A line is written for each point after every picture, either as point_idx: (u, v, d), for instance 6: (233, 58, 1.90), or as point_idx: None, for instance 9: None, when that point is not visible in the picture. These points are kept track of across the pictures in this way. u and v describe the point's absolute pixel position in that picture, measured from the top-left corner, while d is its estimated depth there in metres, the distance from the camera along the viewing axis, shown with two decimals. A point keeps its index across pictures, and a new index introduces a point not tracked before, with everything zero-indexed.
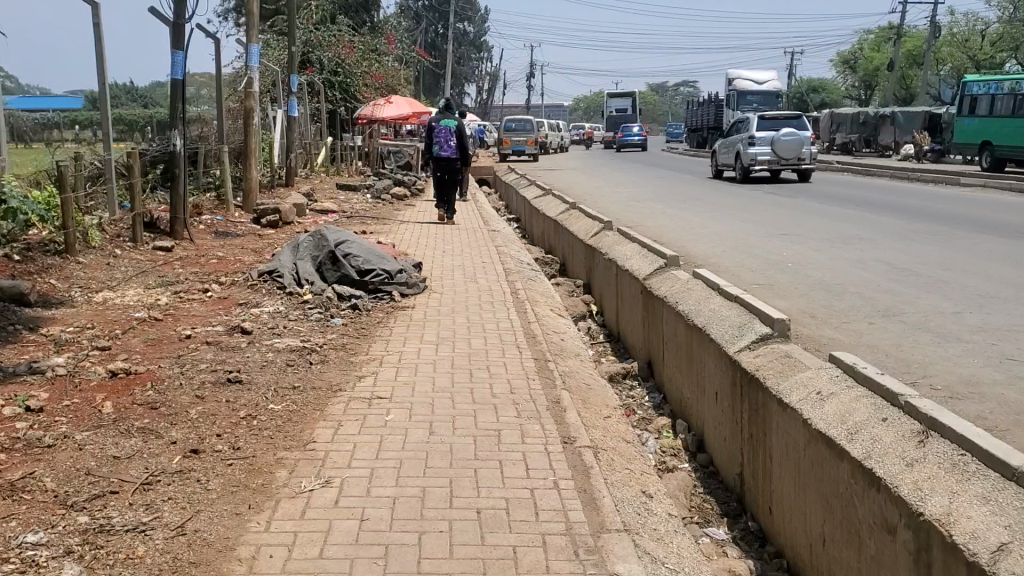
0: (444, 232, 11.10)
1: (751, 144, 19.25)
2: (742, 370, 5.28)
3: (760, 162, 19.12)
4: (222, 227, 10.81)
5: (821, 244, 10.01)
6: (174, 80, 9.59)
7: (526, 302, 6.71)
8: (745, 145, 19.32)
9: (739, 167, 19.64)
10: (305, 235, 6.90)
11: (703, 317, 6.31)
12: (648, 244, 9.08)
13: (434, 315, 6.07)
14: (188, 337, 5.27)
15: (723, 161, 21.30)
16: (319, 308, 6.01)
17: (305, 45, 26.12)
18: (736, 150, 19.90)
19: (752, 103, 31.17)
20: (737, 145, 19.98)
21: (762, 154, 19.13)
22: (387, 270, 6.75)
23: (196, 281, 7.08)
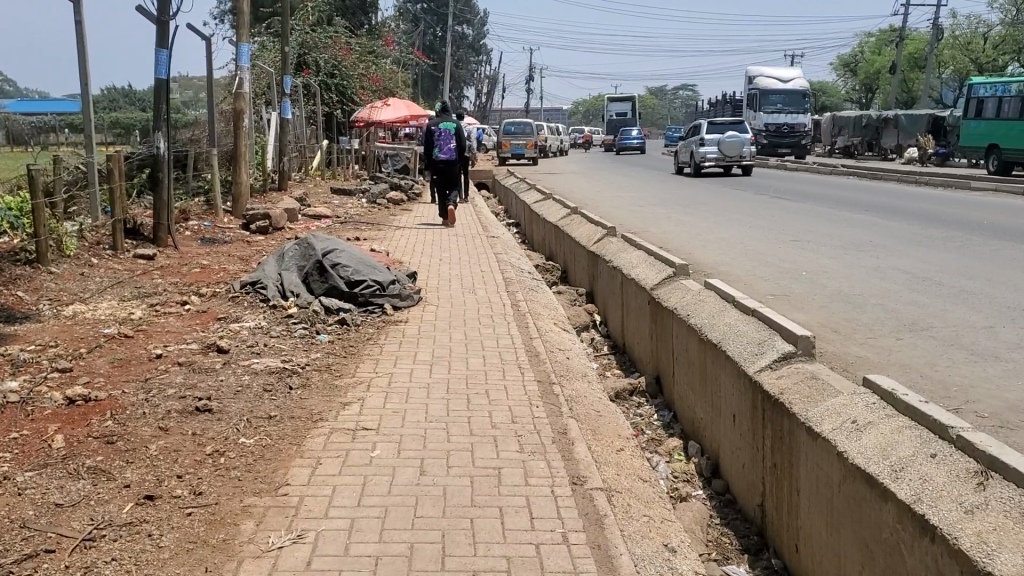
0: (442, 238, 10.68)
1: (702, 144, 22.95)
2: (764, 392, 4.84)
3: (709, 160, 22.75)
4: (210, 233, 10.38)
5: (835, 251, 9.56)
6: (157, 79, 9.13)
7: (527, 315, 6.26)
8: (697, 146, 22.99)
9: (692, 164, 23.32)
10: (292, 244, 6.46)
11: (718, 333, 5.86)
12: (655, 251, 8.64)
13: (429, 330, 5.63)
14: (159, 357, 4.82)
15: (682, 159, 24.90)
16: (304, 323, 5.56)
17: (300, 47, 25.42)
18: (691, 150, 23.53)
19: (775, 104, 30.39)
20: (693, 146, 23.62)
21: (711, 153, 22.82)
22: (379, 280, 6.27)
23: (176, 293, 6.64)
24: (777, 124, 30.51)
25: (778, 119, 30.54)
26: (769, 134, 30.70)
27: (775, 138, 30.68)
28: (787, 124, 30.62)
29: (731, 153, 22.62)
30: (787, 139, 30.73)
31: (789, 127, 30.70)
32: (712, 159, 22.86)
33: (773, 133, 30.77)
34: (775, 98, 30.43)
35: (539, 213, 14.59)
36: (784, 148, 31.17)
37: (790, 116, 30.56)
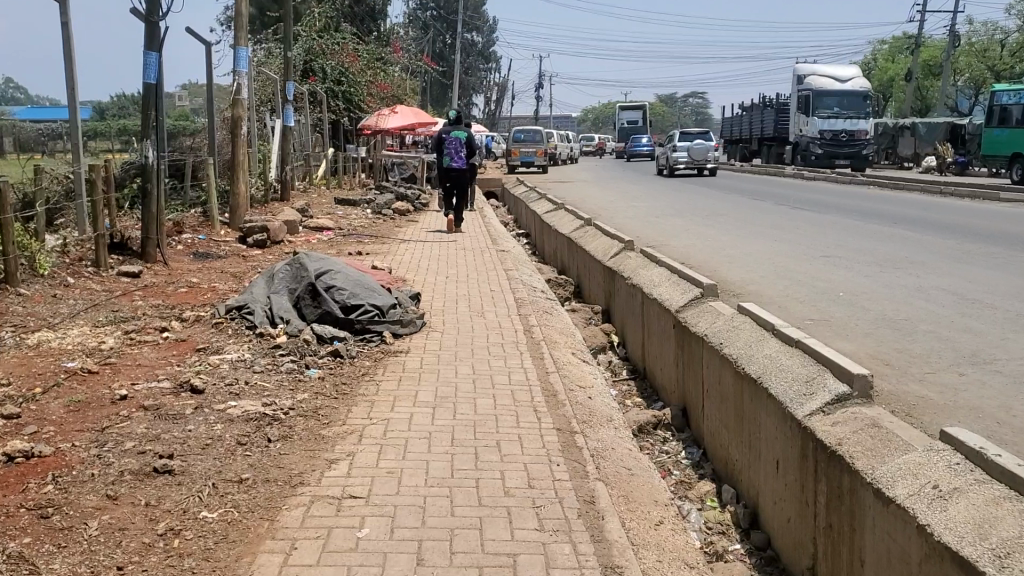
0: (450, 253, 10.02)
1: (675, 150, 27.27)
2: (816, 440, 4.20)
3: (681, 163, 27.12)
4: (204, 248, 9.78)
5: (869, 268, 8.90)
6: (146, 84, 8.54)
7: (543, 344, 5.63)
8: (671, 151, 27.36)
9: (667, 166, 27.74)
10: (283, 262, 5.84)
11: (759, 368, 5.22)
12: (678, 268, 8.02)
13: (435, 365, 4.98)
14: (125, 399, 4.21)
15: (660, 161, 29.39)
16: (292, 356, 4.95)
17: (307, 53, 24.55)
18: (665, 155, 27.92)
19: (829, 107, 26.51)
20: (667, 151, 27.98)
21: (682, 157, 27.15)
22: (378, 305, 5.63)
23: (155, 318, 6.03)
24: (833, 131, 26.57)
25: (835, 125, 26.56)
26: (824, 143, 26.82)
27: (831, 147, 26.80)
28: (847, 131, 26.56)
29: (699, 157, 26.95)
30: (845, 148, 26.84)
31: (847, 134, 26.69)
32: (683, 162, 27.20)
33: (829, 142, 26.86)
34: (829, 100, 26.50)
35: (552, 224, 13.91)
36: (841, 158, 27.24)
37: (849, 122, 26.52)
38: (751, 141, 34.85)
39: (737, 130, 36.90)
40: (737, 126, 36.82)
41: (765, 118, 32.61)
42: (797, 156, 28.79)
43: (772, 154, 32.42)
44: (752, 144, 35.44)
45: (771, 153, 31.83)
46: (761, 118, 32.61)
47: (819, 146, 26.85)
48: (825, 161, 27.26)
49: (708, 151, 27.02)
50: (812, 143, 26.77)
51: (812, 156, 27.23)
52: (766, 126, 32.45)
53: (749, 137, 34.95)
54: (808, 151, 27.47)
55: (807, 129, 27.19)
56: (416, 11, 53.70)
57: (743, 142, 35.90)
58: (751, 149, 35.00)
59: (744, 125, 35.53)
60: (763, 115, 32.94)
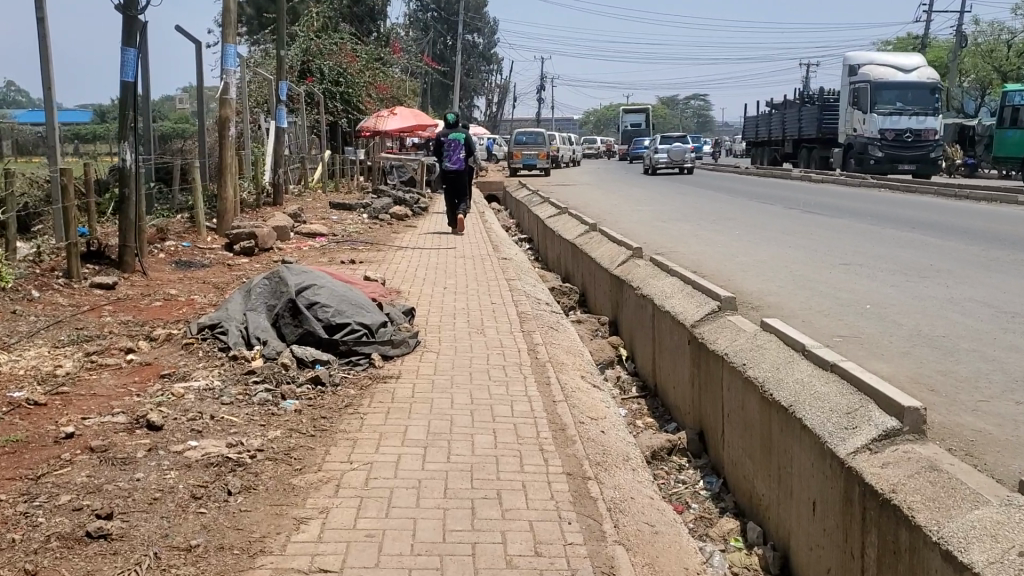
0: (448, 261, 9.44)
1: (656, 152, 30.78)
2: (864, 487, 3.65)
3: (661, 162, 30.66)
4: (187, 257, 9.23)
5: (897, 278, 8.31)
6: (123, 83, 8.00)
7: (549, 367, 5.08)
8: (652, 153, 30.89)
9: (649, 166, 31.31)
10: (261, 276, 5.31)
11: (790, 395, 4.67)
12: (692, 278, 7.48)
13: (427, 394, 4.40)
14: (72, 438, 3.67)
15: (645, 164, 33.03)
16: (267, 384, 4.40)
17: (304, 54, 24.05)
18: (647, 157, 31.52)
19: (890, 103, 22.54)
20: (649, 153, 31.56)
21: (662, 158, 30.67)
22: (366, 323, 5.08)
23: (123, 337, 5.49)
24: (896, 130, 22.54)
25: (898, 123, 22.57)
26: (886, 145, 22.76)
27: (893, 149, 22.74)
28: (913, 130, 22.53)
29: (677, 158, 30.43)
30: (909, 151, 22.80)
31: (913, 134, 22.69)
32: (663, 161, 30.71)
33: (892, 143, 22.77)
34: (890, 94, 22.56)
35: (556, 228, 13.32)
36: (905, 163, 23.15)
37: (914, 119, 22.56)
38: (783, 142, 31.30)
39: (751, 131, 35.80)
40: (773, 126, 32.67)
41: (808, 117, 28.54)
42: (849, 159, 24.80)
43: (820, 155, 28.26)
44: (786, 147, 31.42)
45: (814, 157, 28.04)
46: (800, 116, 28.70)
47: (880, 148, 22.78)
48: (885, 166, 23.16)
49: (685, 152, 30.38)
50: (870, 144, 22.72)
51: (871, 161, 23.08)
52: (808, 127, 28.46)
53: (783, 136, 31.28)
54: (866, 155, 23.43)
55: (864, 129, 23.18)
56: (416, 12, 53.18)
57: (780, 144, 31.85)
58: (783, 151, 31.58)
59: (778, 124, 31.78)
60: (806, 113, 28.81)
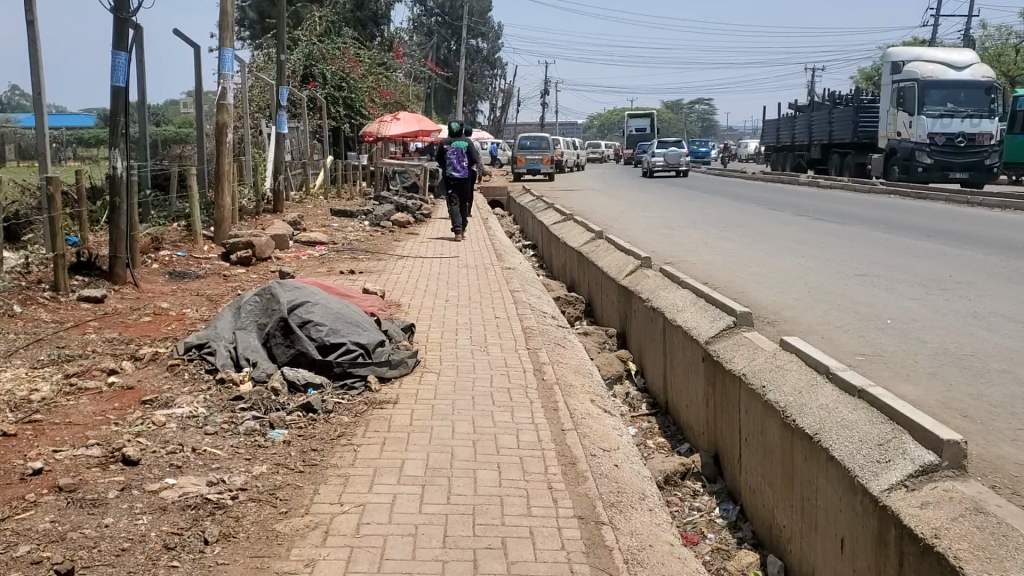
0: (451, 272, 9.14)
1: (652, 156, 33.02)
2: (901, 530, 3.35)
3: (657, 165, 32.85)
4: (181, 267, 8.95)
5: (918, 291, 7.98)
6: (114, 88, 7.73)
7: (557, 390, 4.78)
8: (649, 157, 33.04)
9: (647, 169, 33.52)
10: (252, 292, 5.03)
11: (815, 422, 4.37)
12: (705, 291, 7.17)
13: (427, 423, 4.10)
14: (40, 474, 3.37)
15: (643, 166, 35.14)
16: (255, 412, 4.11)
17: (307, 58, 23.89)
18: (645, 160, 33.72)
19: (940, 104, 20.62)
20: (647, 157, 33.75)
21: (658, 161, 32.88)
22: (363, 343, 4.77)
23: (106, 357, 5.19)
24: (947, 134, 20.58)
25: (949, 126, 20.60)
26: (936, 150, 20.76)
27: (943, 155, 20.75)
28: (965, 134, 20.68)
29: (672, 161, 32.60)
30: (962, 157, 20.82)
31: (964, 138, 20.76)
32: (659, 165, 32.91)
33: (943, 148, 20.78)
34: (940, 94, 20.64)
35: (561, 235, 13.01)
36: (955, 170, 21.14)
37: (967, 122, 20.62)
38: (812, 148, 29.19)
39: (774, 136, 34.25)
40: (804, 130, 30.22)
41: (844, 120, 26.28)
42: (892, 165, 22.70)
43: (857, 161, 26.00)
44: (815, 152, 29.27)
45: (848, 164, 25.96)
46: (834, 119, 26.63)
47: (929, 153, 20.78)
48: (933, 174, 21.16)
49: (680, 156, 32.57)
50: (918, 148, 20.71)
51: (919, 168, 21.04)
52: (841, 131, 26.36)
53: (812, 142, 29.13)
54: (912, 161, 21.44)
55: (911, 132, 21.22)
56: (422, 17, 52.93)
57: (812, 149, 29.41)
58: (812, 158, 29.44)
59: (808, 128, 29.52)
60: (841, 115, 26.52)
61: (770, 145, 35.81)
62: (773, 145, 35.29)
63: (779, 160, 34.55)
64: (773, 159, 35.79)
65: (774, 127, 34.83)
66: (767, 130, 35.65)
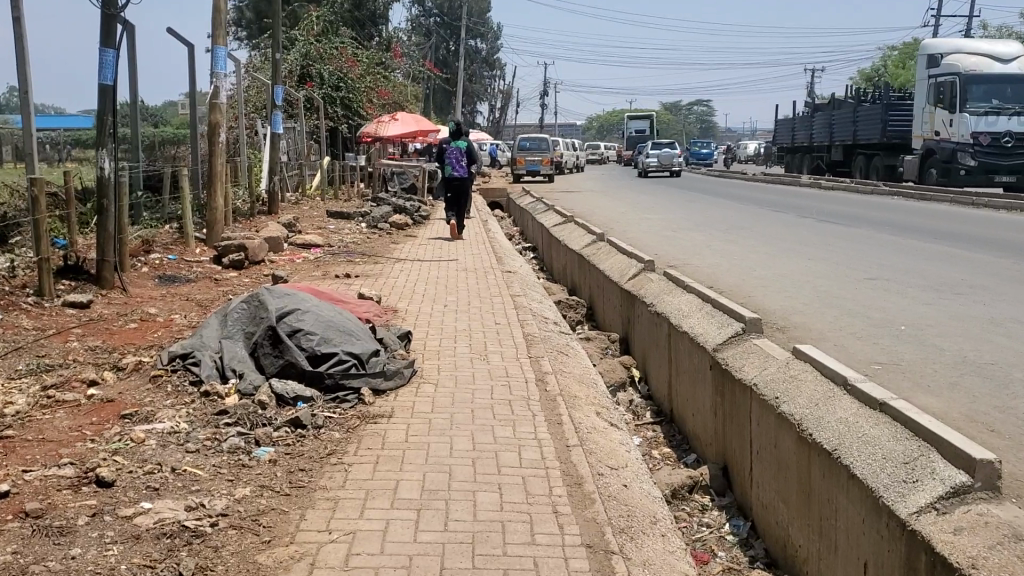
0: (450, 275, 8.89)
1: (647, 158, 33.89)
2: (933, 557, 3.12)
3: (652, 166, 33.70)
4: (171, 271, 8.70)
5: (932, 296, 7.74)
6: (102, 87, 7.49)
7: (561, 402, 4.55)
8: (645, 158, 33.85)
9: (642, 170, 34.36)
10: (239, 299, 4.80)
11: (833, 437, 4.13)
12: (712, 296, 6.94)
13: (424, 440, 3.85)
14: (6, 497, 3.13)
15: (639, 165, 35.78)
16: (241, 428, 3.88)
17: (304, 58, 23.78)
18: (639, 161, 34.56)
19: (984, 100, 18.31)
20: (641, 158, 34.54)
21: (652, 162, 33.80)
22: (356, 353, 4.54)
23: (88, 366, 4.96)
24: (993, 133, 18.19)
25: (995, 125, 18.20)
26: (980, 151, 18.41)
27: (988, 157, 18.38)
28: (1012, 133, 18.31)
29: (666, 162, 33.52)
30: (1009, 158, 18.47)
31: (1013, 139, 18.36)
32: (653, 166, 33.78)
33: (988, 149, 18.42)
34: (983, 89, 18.34)
35: (562, 238, 12.73)
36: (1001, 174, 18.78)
37: (1014, 120, 18.28)
38: (831, 149, 26.90)
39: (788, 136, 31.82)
40: (823, 131, 27.43)
41: (871, 118, 23.76)
42: (928, 168, 20.47)
43: (887, 162, 23.36)
44: (835, 153, 26.87)
45: (876, 165, 23.57)
46: (859, 116, 24.26)
47: (972, 155, 18.38)
48: (978, 178, 18.77)
49: (674, 157, 33.36)
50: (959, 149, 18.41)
51: (960, 171, 18.71)
52: (867, 130, 23.93)
53: (830, 143, 26.85)
54: (953, 164, 19.14)
55: (952, 133, 18.87)
56: (421, 17, 52.64)
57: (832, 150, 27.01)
58: (831, 159, 27.16)
59: (828, 127, 27.15)
60: (868, 111, 23.81)
61: (783, 146, 32.94)
62: (787, 146, 32.33)
63: (795, 163, 31.63)
64: (787, 162, 32.97)
65: (788, 127, 32.03)
66: (781, 130, 32.77)
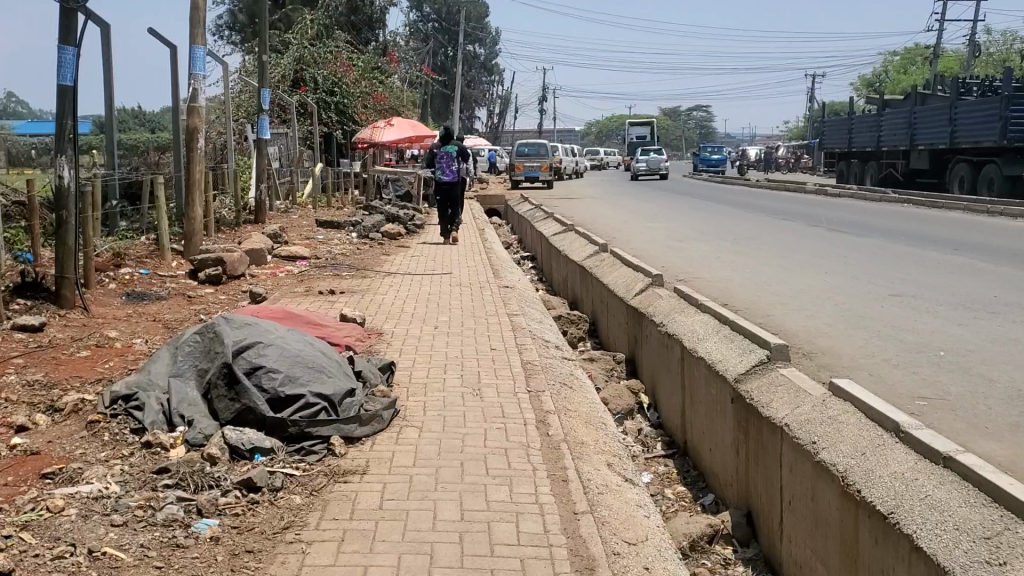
0: (443, 292, 8.24)
1: None
2: None
3: None
4: (141, 287, 8.04)
5: (968, 315, 7.07)
6: (60, 87, 6.85)
7: (565, 450, 3.91)
8: None
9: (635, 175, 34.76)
10: (193, 330, 4.17)
11: (888, 497, 3.50)
12: (730, 318, 6.29)
13: (403, 506, 3.20)
14: None
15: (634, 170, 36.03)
16: (184, 490, 3.25)
17: (297, 62, 23.24)
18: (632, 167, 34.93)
19: None
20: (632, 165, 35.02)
21: None
22: (326, 394, 3.90)
23: (20, 404, 4.31)
24: None
25: None
26: None
27: None
28: None
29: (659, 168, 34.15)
30: None
31: None
32: None
33: None
34: None
35: (563, 248, 12.07)
36: None
37: None
38: (913, 155, 21.71)
39: (839, 139, 26.66)
40: (900, 132, 21.99)
41: (974, 115, 18.61)
42: None
43: (1005, 172, 18.01)
44: (919, 161, 21.63)
45: (992, 176, 18.34)
46: (959, 114, 19.12)
47: None
48: None
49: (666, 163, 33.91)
50: None
51: None
52: (971, 131, 18.70)
53: (911, 148, 21.68)
54: None
55: None
56: (418, 23, 51.84)
57: (914, 157, 21.84)
58: (912, 167, 21.95)
59: (903, 129, 22.03)
60: (973, 106, 18.59)
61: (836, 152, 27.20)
62: (842, 150, 26.88)
63: (856, 172, 25.93)
64: (840, 171, 27.29)
65: (843, 129, 26.37)
66: (834, 132, 27.06)
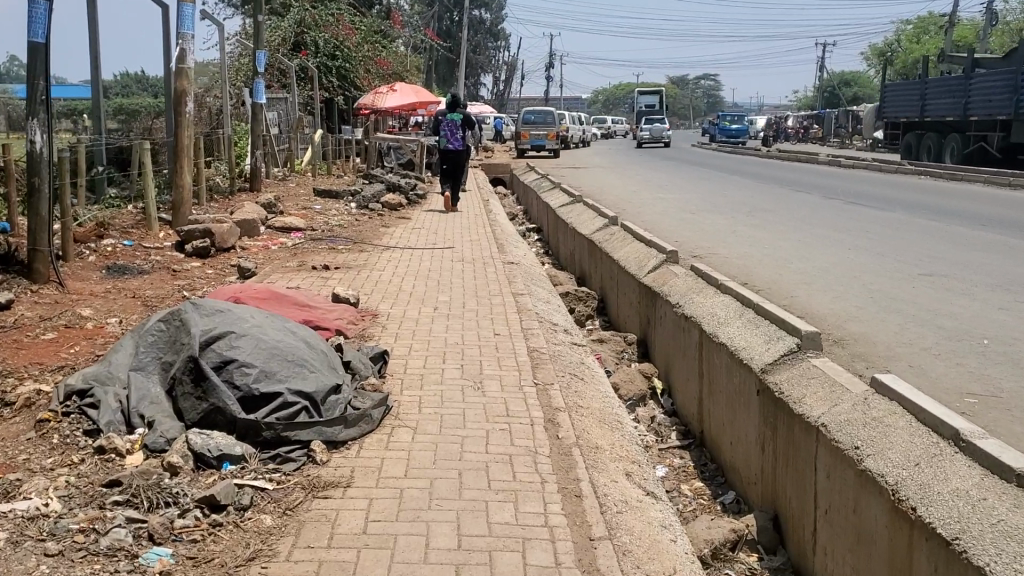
0: (444, 268, 7.76)
1: None
2: None
3: None
4: (124, 260, 7.57)
5: (1011, 299, 6.52)
6: (31, 44, 6.32)
7: (577, 458, 3.44)
8: None
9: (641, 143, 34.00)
10: (159, 318, 3.69)
11: (950, 519, 3.03)
12: (755, 301, 5.80)
13: (390, 530, 2.74)
14: None
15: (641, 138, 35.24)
16: (138, 507, 2.80)
17: (298, 25, 22.51)
18: None
19: None
20: None
21: None
22: (307, 392, 3.42)
23: None
24: None
25: None
26: None
27: None
28: None
29: None
30: None
31: None
32: None
33: None
34: None
35: (570, 221, 11.56)
36: None
37: None
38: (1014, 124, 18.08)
39: (908, 107, 23.04)
40: (995, 99, 18.49)
41: None
42: None
43: None
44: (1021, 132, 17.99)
45: None
46: None
47: None
48: None
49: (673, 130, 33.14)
50: None
51: None
52: None
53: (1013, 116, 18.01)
54: None
55: None
56: None
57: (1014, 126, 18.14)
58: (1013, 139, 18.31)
59: (1001, 93, 18.36)
60: None
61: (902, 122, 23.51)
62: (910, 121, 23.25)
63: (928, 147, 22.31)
64: (907, 145, 23.51)
65: (914, 95, 22.58)
66: (902, 99, 23.16)
